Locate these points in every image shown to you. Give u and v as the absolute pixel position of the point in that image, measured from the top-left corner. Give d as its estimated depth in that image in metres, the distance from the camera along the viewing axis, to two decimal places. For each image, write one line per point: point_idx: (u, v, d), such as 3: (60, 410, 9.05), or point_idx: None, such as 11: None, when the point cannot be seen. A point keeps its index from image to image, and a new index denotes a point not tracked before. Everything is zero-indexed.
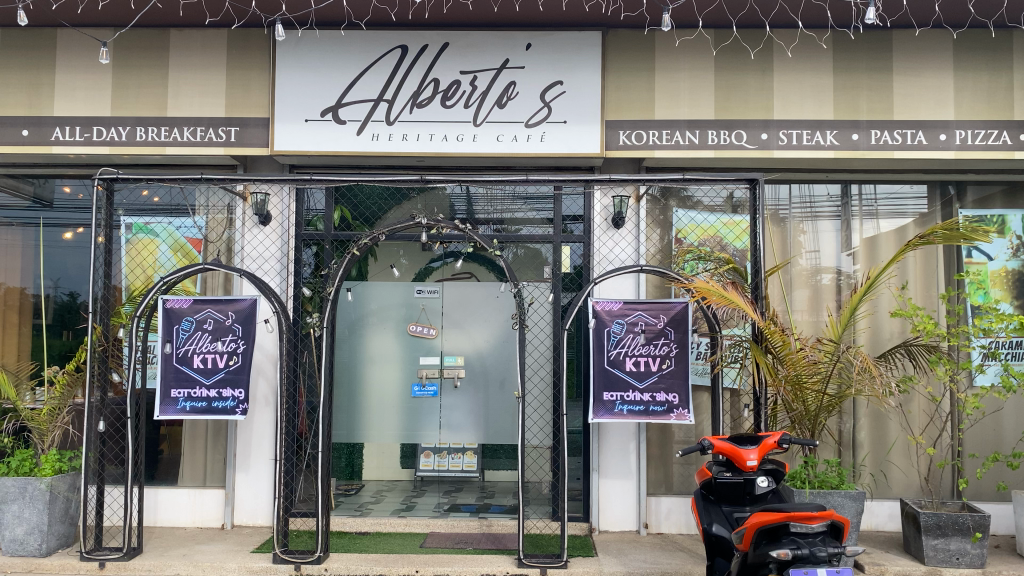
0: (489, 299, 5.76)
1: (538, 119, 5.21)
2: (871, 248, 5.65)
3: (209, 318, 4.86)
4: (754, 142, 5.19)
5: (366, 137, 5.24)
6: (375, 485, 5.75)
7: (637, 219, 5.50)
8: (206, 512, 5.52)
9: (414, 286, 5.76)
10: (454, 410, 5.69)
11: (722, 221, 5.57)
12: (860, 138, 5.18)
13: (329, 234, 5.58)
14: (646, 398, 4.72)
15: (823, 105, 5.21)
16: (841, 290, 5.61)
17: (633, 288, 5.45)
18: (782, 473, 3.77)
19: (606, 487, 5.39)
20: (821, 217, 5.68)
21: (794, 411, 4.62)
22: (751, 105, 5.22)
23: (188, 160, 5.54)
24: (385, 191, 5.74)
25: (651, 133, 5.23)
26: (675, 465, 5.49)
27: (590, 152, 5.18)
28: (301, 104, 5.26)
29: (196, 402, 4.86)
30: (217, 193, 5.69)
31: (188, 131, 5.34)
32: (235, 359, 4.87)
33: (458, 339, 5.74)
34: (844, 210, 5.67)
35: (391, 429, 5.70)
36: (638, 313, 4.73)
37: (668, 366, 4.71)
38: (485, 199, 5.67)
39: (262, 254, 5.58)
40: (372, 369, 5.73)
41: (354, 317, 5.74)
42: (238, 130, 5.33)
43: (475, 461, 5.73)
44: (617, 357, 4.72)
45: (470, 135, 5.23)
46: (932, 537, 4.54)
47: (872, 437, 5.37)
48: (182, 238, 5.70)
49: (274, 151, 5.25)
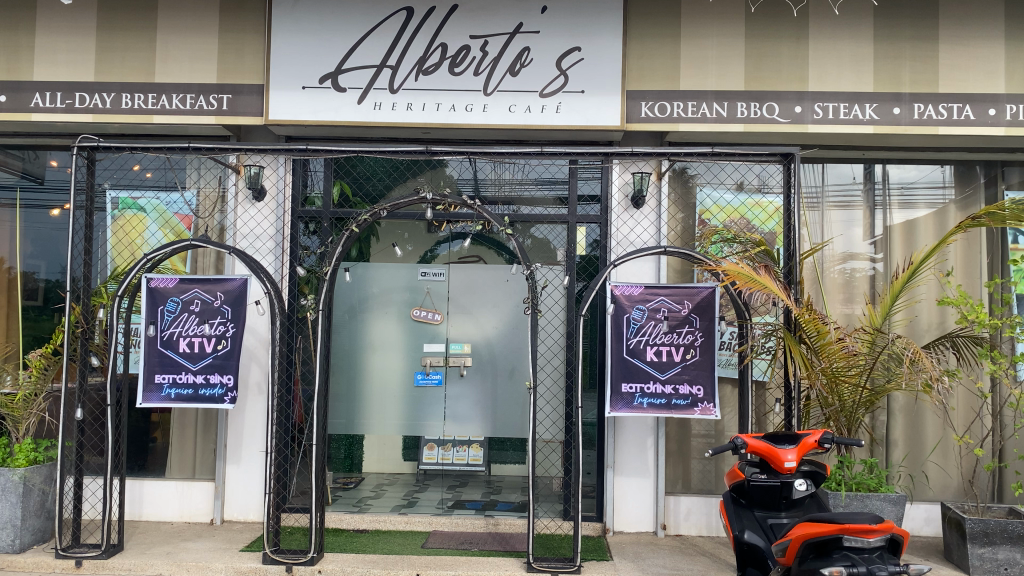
0: (498, 283, 5.38)
1: (554, 88, 4.83)
2: (908, 233, 5.26)
3: (196, 299, 4.50)
4: (788, 116, 4.80)
5: (367, 106, 4.86)
6: (376, 478, 5.39)
7: (658, 197, 5.10)
8: (195, 505, 5.19)
9: (419, 267, 5.40)
10: (460, 400, 5.34)
11: (749, 202, 5.17)
12: (902, 112, 4.78)
13: (327, 211, 5.20)
14: (668, 391, 4.35)
15: (862, 77, 4.81)
16: (875, 279, 5.22)
17: (653, 271, 5.06)
18: (823, 476, 3.40)
19: (622, 485, 5.02)
20: (856, 205, 5.29)
21: (830, 408, 4.27)
22: (785, 76, 4.83)
23: (178, 130, 5.17)
24: (388, 164, 5.35)
25: (677, 105, 4.84)
26: (694, 460, 5.15)
27: (610, 125, 4.80)
28: (299, 70, 4.90)
29: (182, 389, 4.50)
30: (209, 167, 5.33)
31: (177, 98, 4.97)
32: (224, 343, 4.50)
33: (465, 325, 5.37)
34: (880, 196, 5.29)
35: (394, 419, 5.34)
36: (660, 299, 4.35)
37: (693, 357, 4.34)
38: (494, 176, 5.27)
39: (255, 231, 5.21)
40: (374, 355, 5.37)
41: (354, 300, 5.38)
42: (231, 98, 4.96)
43: (481, 453, 5.36)
44: (637, 346, 4.34)
45: (480, 106, 4.85)
46: (979, 545, 4.17)
47: (906, 436, 5.00)
48: (172, 215, 5.34)
49: (269, 121, 4.89)
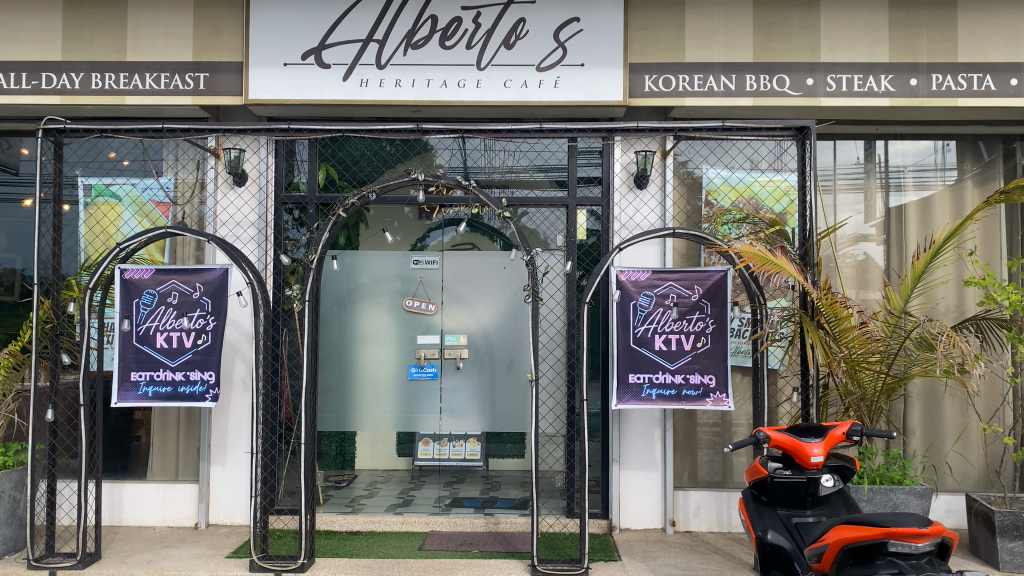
0: (495, 271, 5.11)
1: (551, 62, 4.55)
2: (924, 211, 5.02)
3: (174, 291, 4.22)
4: (799, 89, 4.54)
5: (354, 83, 4.58)
6: (369, 476, 5.11)
7: (663, 178, 4.83)
8: (178, 509, 4.92)
9: (411, 255, 5.13)
10: (456, 393, 5.08)
11: (758, 181, 4.89)
12: (919, 83, 4.52)
13: (313, 196, 4.90)
14: (678, 381, 4.09)
15: (877, 46, 4.55)
16: (890, 261, 4.98)
17: (659, 255, 4.80)
18: (852, 471, 3.16)
19: (628, 479, 4.77)
20: (868, 186, 5.04)
21: (851, 397, 4.01)
22: (795, 46, 4.56)
23: (153, 112, 4.87)
24: (378, 147, 5.04)
25: (682, 78, 4.57)
26: (702, 451, 4.92)
27: (612, 100, 4.53)
28: (280, 45, 4.60)
29: (160, 387, 4.23)
30: (187, 150, 5.03)
31: (150, 78, 4.66)
32: (204, 338, 4.22)
33: (460, 315, 5.10)
34: (893, 176, 5.05)
35: (387, 415, 5.09)
36: (668, 284, 4.09)
37: (704, 345, 4.08)
38: (487, 158, 4.98)
39: (238, 222, 4.88)
40: (366, 348, 5.10)
41: (344, 290, 5.10)
42: (208, 76, 4.66)
43: (478, 448, 5.09)
44: (645, 335, 4.09)
45: (474, 81, 4.57)
46: (1009, 539, 3.94)
47: (924, 424, 4.77)
48: (148, 201, 5.04)
49: (249, 100, 4.59)
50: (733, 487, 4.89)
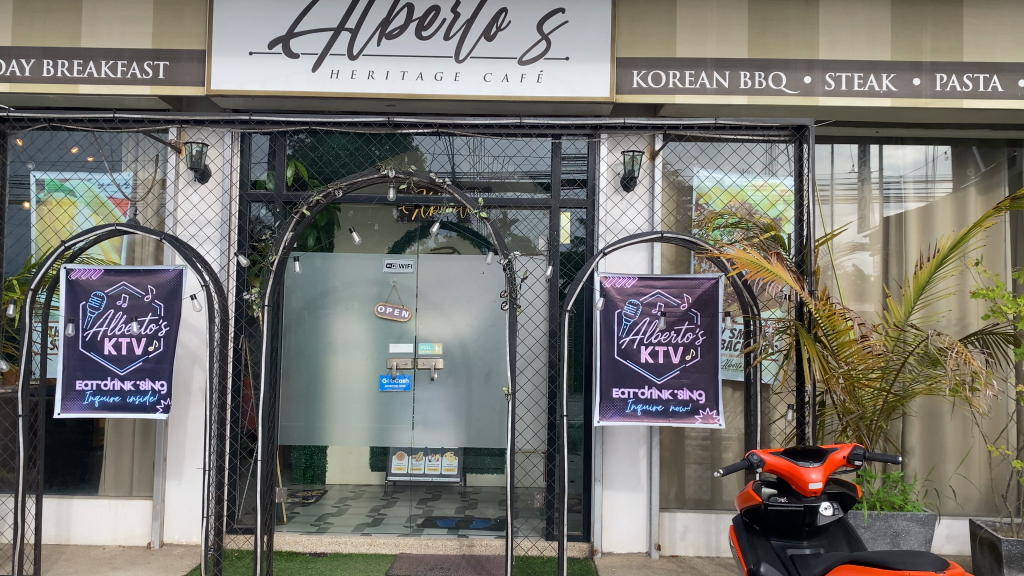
0: (473, 276, 4.82)
1: (534, 55, 4.29)
2: (925, 219, 4.76)
3: (124, 294, 3.92)
4: (796, 87, 4.29)
5: (324, 75, 4.30)
6: (339, 492, 4.82)
7: (650, 180, 4.56)
8: (130, 527, 4.60)
9: (384, 258, 4.82)
10: (431, 405, 4.78)
11: (752, 185, 4.62)
12: (922, 82, 4.28)
13: (279, 194, 4.62)
14: (665, 397, 3.81)
15: (879, 43, 4.30)
16: (889, 271, 4.72)
17: (646, 261, 4.52)
18: (852, 500, 2.90)
19: (611, 500, 4.47)
20: (865, 197, 4.79)
21: (850, 416, 3.74)
22: (792, 43, 4.31)
23: (109, 102, 4.57)
24: (351, 143, 4.71)
25: (672, 74, 4.31)
26: (690, 467, 4.65)
27: (598, 97, 4.27)
28: (245, 32, 4.32)
29: (107, 397, 3.92)
30: (147, 143, 4.72)
31: (106, 66, 4.37)
32: (156, 344, 3.92)
33: (435, 323, 4.81)
34: (892, 188, 4.79)
35: (357, 430, 4.77)
36: (656, 292, 3.82)
37: (693, 358, 3.81)
38: (465, 156, 4.69)
39: (198, 219, 4.59)
40: (336, 357, 4.80)
41: (314, 294, 4.81)
42: (168, 65, 4.36)
43: (455, 463, 4.79)
44: (630, 346, 3.81)
45: (452, 74, 4.30)
46: (1017, 570, 3.67)
47: (924, 444, 4.52)
48: (105, 199, 4.72)
49: (211, 91, 4.30)
50: (721, 507, 4.62)
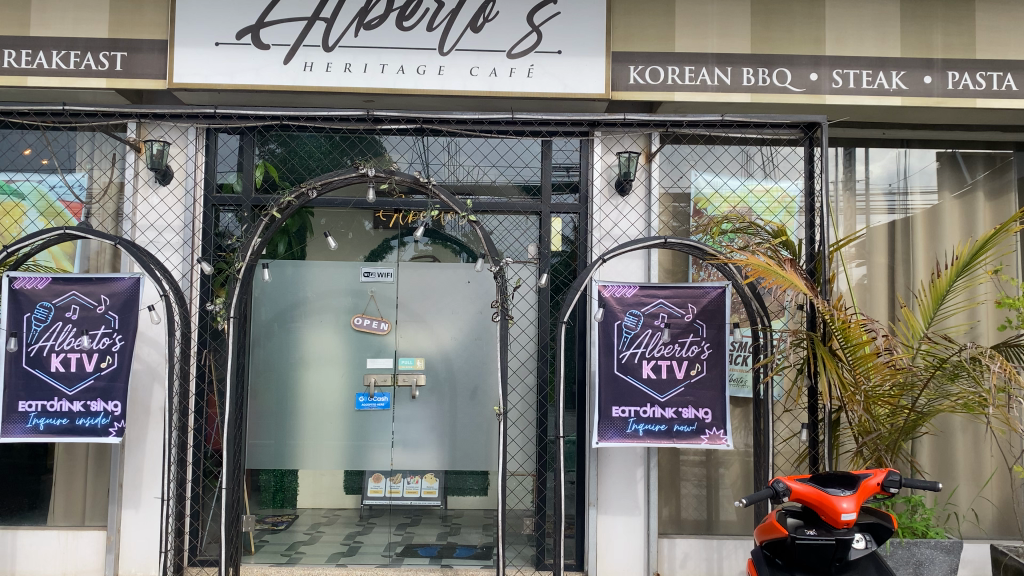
0: (458, 286, 4.50)
1: (524, 48, 4.00)
2: (933, 224, 4.53)
3: (74, 305, 3.55)
4: (802, 84, 4.04)
5: (297, 67, 3.97)
6: (311, 518, 4.46)
7: (648, 182, 4.22)
8: (82, 560, 4.19)
9: (361, 266, 4.49)
10: (411, 424, 4.44)
11: (751, 189, 4.34)
12: (933, 81, 4.05)
13: (247, 197, 4.27)
14: (668, 416, 3.52)
15: (888, 38, 4.07)
16: (894, 280, 4.49)
17: (643, 269, 4.19)
18: (889, 530, 2.60)
19: (607, 526, 4.14)
20: (874, 207, 4.53)
21: (868, 436, 3.46)
22: (797, 38, 4.07)
23: (61, 97, 4.20)
24: (327, 143, 4.37)
25: (671, 70, 4.04)
26: (687, 486, 4.34)
27: (592, 93, 3.99)
28: (211, 22, 3.98)
29: (53, 419, 3.54)
30: (103, 141, 4.34)
31: (58, 56, 4.01)
32: (109, 360, 3.55)
33: (416, 335, 4.47)
34: (901, 198, 4.54)
35: (332, 452, 4.42)
36: (658, 302, 3.54)
37: (698, 373, 3.53)
38: (451, 159, 4.37)
39: (159, 223, 4.20)
40: (308, 373, 4.45)
41: (286, 303, 4.46)
42: (125, 56, 4.01)
43: (436, 486, 4.43)
44: (631, 361, 3.53)
45: (435, 68, 3.99)
46: None
47: (936, 463, 4.26)
48: (55, 201, 4.33)
49: (173, 84, 3.96)
50: (721, 532, 4.33)
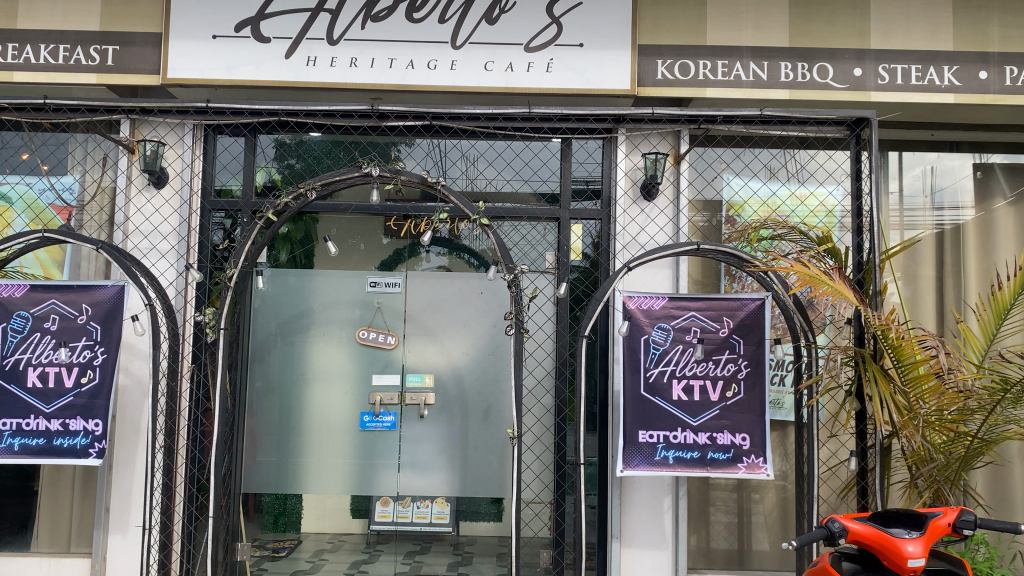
0: (469, 298, 4.18)
1: (543, 40, 3.71)
2: (985, 232, 4.17)
3: (53, 314, 3.29)
4: (846, 80, 3.71)
5: (299, 62, 3.70)
6: (313, 545, 4.14)
7: (675, 185, 3.91)
8: None
9: (368, 276, 4.20)
10: (419, 445, 4.11)
11: (789, 194, 4.01)
12: (990, 76, 3.72)
13: (246, 201, 3.99)
14: (702, 441, 3.18)
15: (940, 30, 3.74)
16: (944, 293, 4.13)
17: (671, 280, 3.87)
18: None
19: (632, 559, 3.80)
20: (923, 216, 4.19)
21: (925, 467, 3.09)
22: (840, 30, 3.74)
23: (51, 93, 3.95)
24: (331, 144, 4.07)
25: (702, 64, 3.74)
26: (718, 516, 3.98)
27: (617, 89, 3.69)
28: (207, 13, 3.72)
29: (29, 439, 3.26)
30: (96, 142, 4.08)
31: (46, 50, 3.77)
32: (90, 374, 3.27)
33: (426, 350, 4.17)
34: (952, 205, 4.20)
35: (335, 475, 4.10)
36: (690, 315, 3.22)
37: (735, 395, 3.20)
38: (463, 161, 4.06)
39: (154, 228, 3.93)
40: (310, 389, 4.14)
41: (287, 315, 4.17)
42: (117, 50, 3.76)
43: (447, 511, 4.12)
44: (659, 381, 3.20)
45: (447, 62, 3.71)
46: None
47: (994, 494, 3.89)
48: (45, 205, 4.07)
49: (167, 79, 3.70)
50: (755, 568, 3.96)
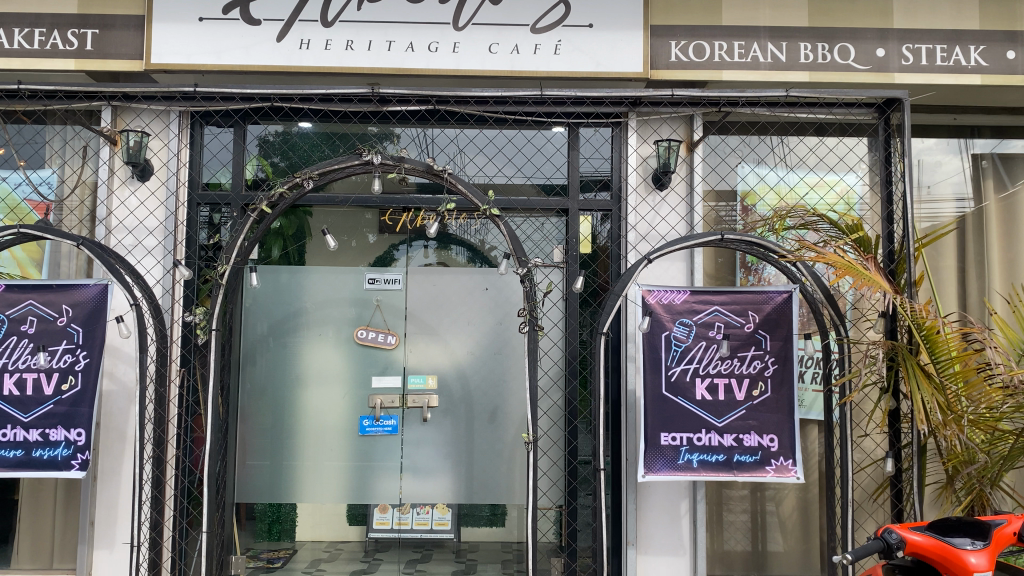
0: (472, 294, 3.98)
1: (550, 21, 3.51)
2: (1009, 220, 4.00)
3: (30, 316, 3.07)
4: (868, 61, 3.54)
5: (292, 45, 3.49)
6: (309, 555, 3.93)
7: (690, 174, 3.72)
8: None
9: (365, 272, 3.99)
10: (422, 449, 3.91)
11: (807, 182, 3.84)
12: (1017, 56, 3.56)
13: (236, 195, 3.76)
14: (727, 444, 3.00)
15: (966, 9, 3.57)
16: (967, 285, 3.96)
17: (686, 273, 3.68)
18: None
19: (647, 567, 3.61)
20: (943, 204, 4.03)
21: (965, 467, 2.92)
22: (862, 8, 3.56)
23: (26, 81, 3.71)
24: (325, 134, 3.86)
25: (718, 46, 3.55)
26: (737, 520, 3.80)
27: (629, 72, 3.50)
28: None
29: (6, 451, 3.04)
30: (75, 132, 3.84)
31: (21, 35, 3.53)
32: (71, 381, 3.05)
33: (428, 350, 3.96)
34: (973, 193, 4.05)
35: (333, 482, 3.88)
36: (714, 311, 3.05)
37: (762, 394, 3.02)
38: (466, 151, 3.85)
39: (138, 223, 3.70)
40: (306, 392, 3.92)
41: (281, 314, 3.95)
42: (97, 33, 3.53)
43: (448, 517, 3.92)
44: (681, 380, 3.02)
45: (449, 45, 3.51)
46: None
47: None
48: (21, 200, 3.83)
49: (150, 64, 3.47)
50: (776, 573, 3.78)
